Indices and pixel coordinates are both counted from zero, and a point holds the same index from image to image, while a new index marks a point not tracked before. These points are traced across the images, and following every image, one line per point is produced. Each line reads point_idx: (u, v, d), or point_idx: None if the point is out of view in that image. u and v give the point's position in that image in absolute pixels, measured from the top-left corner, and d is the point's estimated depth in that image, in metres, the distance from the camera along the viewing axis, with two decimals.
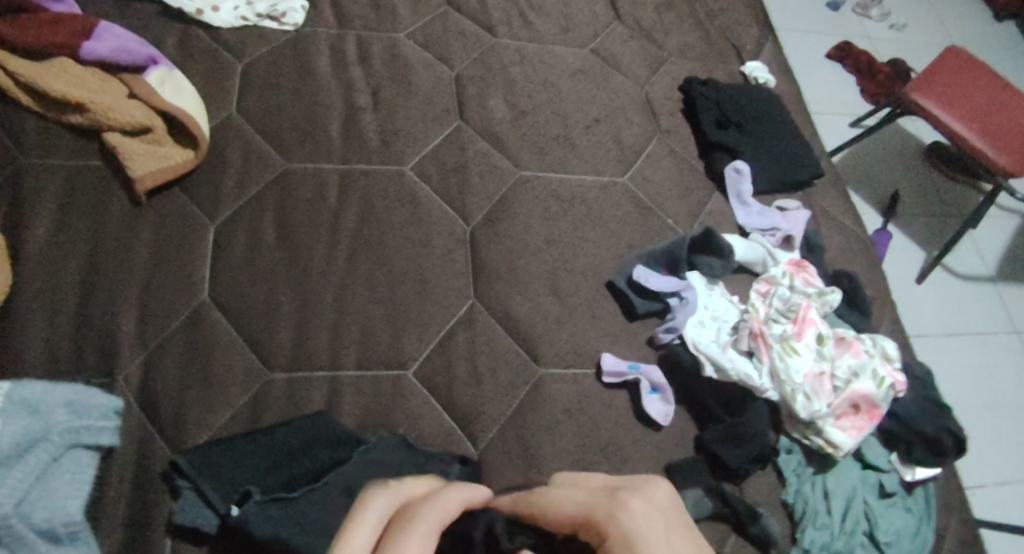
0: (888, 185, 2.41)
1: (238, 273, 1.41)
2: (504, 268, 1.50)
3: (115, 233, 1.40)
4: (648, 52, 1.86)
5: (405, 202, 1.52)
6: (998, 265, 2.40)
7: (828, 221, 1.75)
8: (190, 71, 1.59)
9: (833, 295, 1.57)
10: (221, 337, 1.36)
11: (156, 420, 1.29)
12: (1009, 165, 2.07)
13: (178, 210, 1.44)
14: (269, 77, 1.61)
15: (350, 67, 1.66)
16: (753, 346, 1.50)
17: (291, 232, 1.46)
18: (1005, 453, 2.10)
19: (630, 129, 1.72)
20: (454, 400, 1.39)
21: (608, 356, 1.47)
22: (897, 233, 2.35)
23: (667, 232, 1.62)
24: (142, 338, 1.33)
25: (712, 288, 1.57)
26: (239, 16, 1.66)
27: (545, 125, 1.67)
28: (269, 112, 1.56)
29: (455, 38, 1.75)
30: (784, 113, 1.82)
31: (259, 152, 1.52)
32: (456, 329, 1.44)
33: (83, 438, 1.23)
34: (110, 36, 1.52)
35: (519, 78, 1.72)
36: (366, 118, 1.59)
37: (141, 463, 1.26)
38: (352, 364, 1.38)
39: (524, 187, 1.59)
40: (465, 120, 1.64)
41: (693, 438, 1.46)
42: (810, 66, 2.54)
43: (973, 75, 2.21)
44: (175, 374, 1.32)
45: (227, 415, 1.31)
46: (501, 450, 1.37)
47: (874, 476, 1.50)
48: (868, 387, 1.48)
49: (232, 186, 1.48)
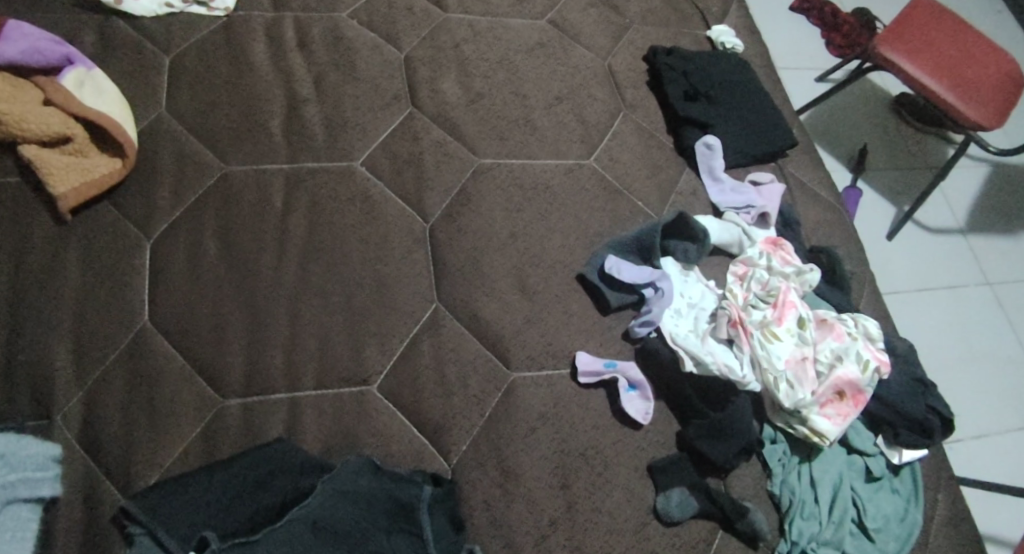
0: (857, 140, 2.36)
1: (180, 291, 1.30)
2: (468, 266, 1.41)
3: (42, 259, 1.28)
4: (609, 20, 1.76)
5: (357, 202, 1.41)
6: (969, 217, 2.35)
7: (803, 193, 1.69)
8: (114, 68, 1.45)
9: (812, 274, 1.51)
10: (167, 364, 1.26)
11: (103, 463, 1.19)
12: (979, 118, 2.01)
13: (109, 225, 1.33)
14: (200, 70, 1.47)
15: (290, 53, 1.53)
16: (733, 334, 1.45)
17: (236, 242, 1.34)
18: (985, 408, 2.07)
19: (593, 106, 1.63)
20: (423, 413, 1.30)
21: (584, 355, 1.39)
22: (867, 189, 2.30)
23: (639, 216, 1.54)
24: (80, 374, 1.23)
25: (688, 274, 1.51)
26: (162, 2, 1.53)
27: (504, 108, 1.57)
28: (205, 109, 1.44)
29: (403, 15, 1.62)
30: (753, 81, 1.73)
31: (193, 154, 1.40)
32: (421, 336, 1.35)
33: (21, 492, 1.14)
34: (15, 35, 1.37)
35: (474, 56, 1.61)
36: (309, 111, 1.47)
37: (90, 509, 1.17)
38: (311, 383, 1.29)
39: (485, 177, 1.49)
40: (418, 107, 1.53)
41: (675, 435, 1.40)
42: (775, 19, 2.46)
43: (939, 28, 2.13)
44: (120, 411, 1.22)
45: (181, 450, 1.22)
46: (476, 464, 1.29)
47: (859, 460, 1.47)
48: (852, 372, 1.41)
49: (167, 195, 1.36)
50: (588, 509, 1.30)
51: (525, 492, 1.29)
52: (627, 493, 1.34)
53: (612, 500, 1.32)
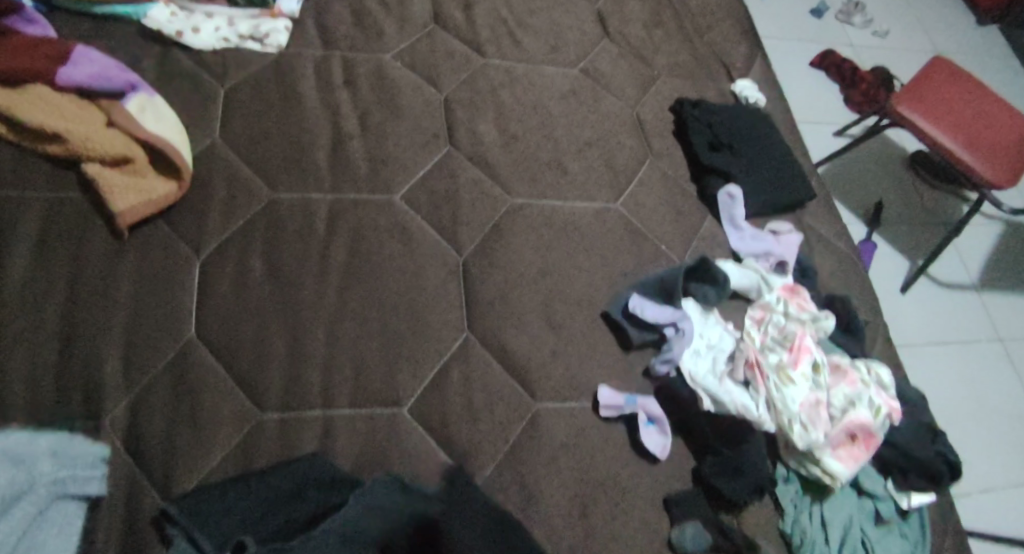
0: (873, 195, 2.42)
1: (226, 308, 1.37)
2: (498, 299, 1.48)
3: (98, 269, 1.35)
4: (638, 71, 1.85)
5: (395, 233, 1.49)
6: (981, 274, 2.41)
7: (820, 244, 1.75)
8: (173, 97, 1.54)
9: (827, 321, 1.57)
10: (210, 376, 1.32)
11: (146, 465, 1.26)
12: (985, 174, 2.07)
13: (162, 242, 1.40)
14: (253, 103, 1.56)
15: (337, 90, 1.62)
16: (749, 376, 1.50)
17: (281, 266, 1.42)
18: (993, 462, 2.10)
19: (621, 151, 1.71)
20: (450, 436, 1.36)
21: (605, 389, 1.45)
22: (882, 242, 2.36)
23: (662, 259, 1.61)
24: (128, 380, 1.29)
25: (708, 316, 1.56)
26: (221, 38, 1.63)
27: (537, 150, 1.65)
28: (255, 138, 1.52)
29: (444, 59, 1.71)
30: (775, 134, 1.81)
31: (244, 181, 1.48)
32: (452, 363, 1.41)
33: (69, 488, 1.22)
34: (86, 61, 1.47)
35: (510, 100, 1.69)
36: (354, 146, 1.56)
37: (131, 508, 1.23)
38: (345, 403, 1.35)
39: (517, 215, 1.56)
40: (456, 146, 1.61)
41: (690, 470, 1.45)
42: (796, 75, 2.55)
43: (955, 87, 2.21)
44: (164, 417, 1.28)
45: (219, 459, 1.28)
46: (499, 489, 1.34)
47: (869, 504, 1.51)
48: (863, 417, 1.46)
49: (218, 217, 1.44)
50: (605, 537, 1.35)
51: (545, 517, 1.34)
52: (642, 523, 1.38)
53: (628, 530, 1.37)
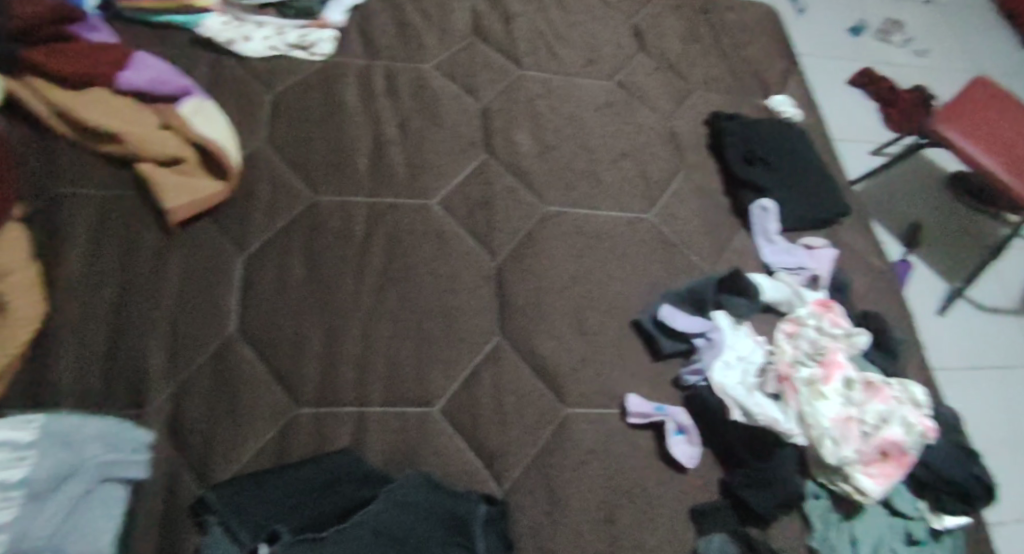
0: (911, 215, 2.41)
1: (266, 305, 1.41)
2: (530, 305, 1.50)
3: (146, 263, 1.40)
4: (674, 85, 1.87)
5: (432, 237, 1.52)
6: (1021, 299, 2.38)
7: (854, 259, 1.75)
8: (221, 101, 1.59)
9: (861, 337, 1.56)
10: (249, 370, 1.35)
11: (186, 452, 1.29)
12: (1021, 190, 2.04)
13: (208, 238, 1.44)
14: (297, 108, 1.61)
15: (378, 97, 1.66)
16: (780, 389, 1.50)
17: (320, 266, 1.45)
18: None
19: (655, 163, 1.72)
20: (479, 438, 1.38)
21: (634, 397, 1.45)
22: (919, 264, 2.34)
23: (694, 271, 1.62)
24: (172, 370, 1.33)
25: (738, 328, 1.55)
26: (269, 46, 1.67)
27: (572, 160, 1.67)
28: (299, 143, 1.57)
29: (483, 69, 1.75)
30: (809, 150, 1.81)
31: (287, 183, 1.52)
32: (482, 366, 1.43)
33: (114, 472, 1.24)
34: (145, 67, 1.53)
35: (546, 110, 1.72)
36: (393, 151, 1.59)
37: (169, 496, 1.26)
38: (378, 400, 1.37)
39: (550, 223, 1.58)
40: (492, 154, 1.64)
41: (718, 483, 1.46)
42: (834, 93, 2.55)
43: (995, 106, 2.20)
44: (204, 407, 1.32)
45: (254, 450, 1.30)
46: (526, 492, 1.36)
47: (901, 523, 1.50)
48: (897, 434, 1.45)
49: (261, 217, 1.48)
50: (630, 544, 1.36)
51: (571, 521, 1.35)
52: (669, 532, 1.39)
53: (655, 537, 1.37)
